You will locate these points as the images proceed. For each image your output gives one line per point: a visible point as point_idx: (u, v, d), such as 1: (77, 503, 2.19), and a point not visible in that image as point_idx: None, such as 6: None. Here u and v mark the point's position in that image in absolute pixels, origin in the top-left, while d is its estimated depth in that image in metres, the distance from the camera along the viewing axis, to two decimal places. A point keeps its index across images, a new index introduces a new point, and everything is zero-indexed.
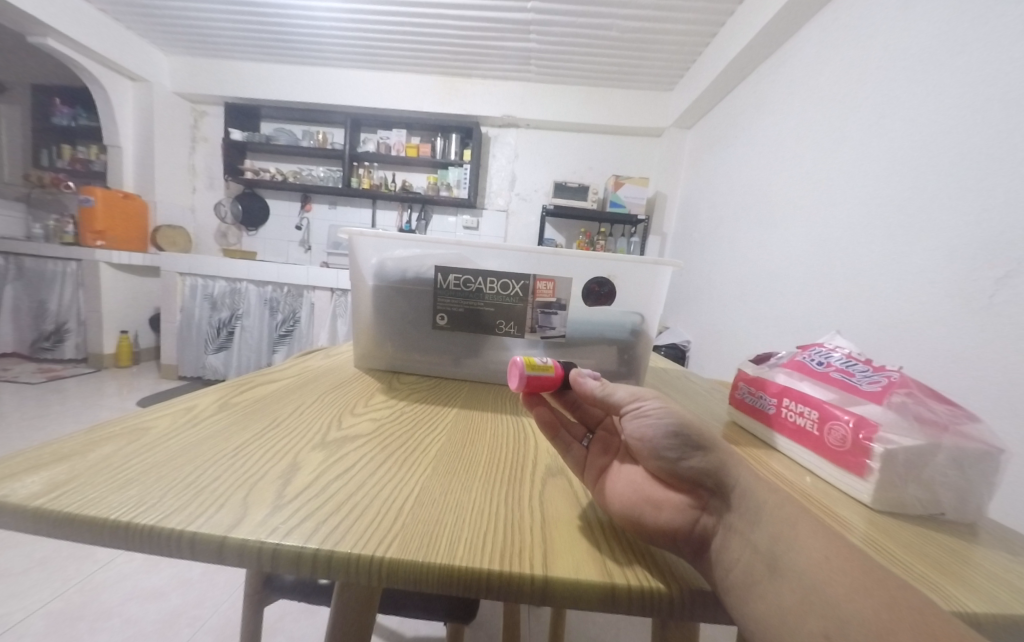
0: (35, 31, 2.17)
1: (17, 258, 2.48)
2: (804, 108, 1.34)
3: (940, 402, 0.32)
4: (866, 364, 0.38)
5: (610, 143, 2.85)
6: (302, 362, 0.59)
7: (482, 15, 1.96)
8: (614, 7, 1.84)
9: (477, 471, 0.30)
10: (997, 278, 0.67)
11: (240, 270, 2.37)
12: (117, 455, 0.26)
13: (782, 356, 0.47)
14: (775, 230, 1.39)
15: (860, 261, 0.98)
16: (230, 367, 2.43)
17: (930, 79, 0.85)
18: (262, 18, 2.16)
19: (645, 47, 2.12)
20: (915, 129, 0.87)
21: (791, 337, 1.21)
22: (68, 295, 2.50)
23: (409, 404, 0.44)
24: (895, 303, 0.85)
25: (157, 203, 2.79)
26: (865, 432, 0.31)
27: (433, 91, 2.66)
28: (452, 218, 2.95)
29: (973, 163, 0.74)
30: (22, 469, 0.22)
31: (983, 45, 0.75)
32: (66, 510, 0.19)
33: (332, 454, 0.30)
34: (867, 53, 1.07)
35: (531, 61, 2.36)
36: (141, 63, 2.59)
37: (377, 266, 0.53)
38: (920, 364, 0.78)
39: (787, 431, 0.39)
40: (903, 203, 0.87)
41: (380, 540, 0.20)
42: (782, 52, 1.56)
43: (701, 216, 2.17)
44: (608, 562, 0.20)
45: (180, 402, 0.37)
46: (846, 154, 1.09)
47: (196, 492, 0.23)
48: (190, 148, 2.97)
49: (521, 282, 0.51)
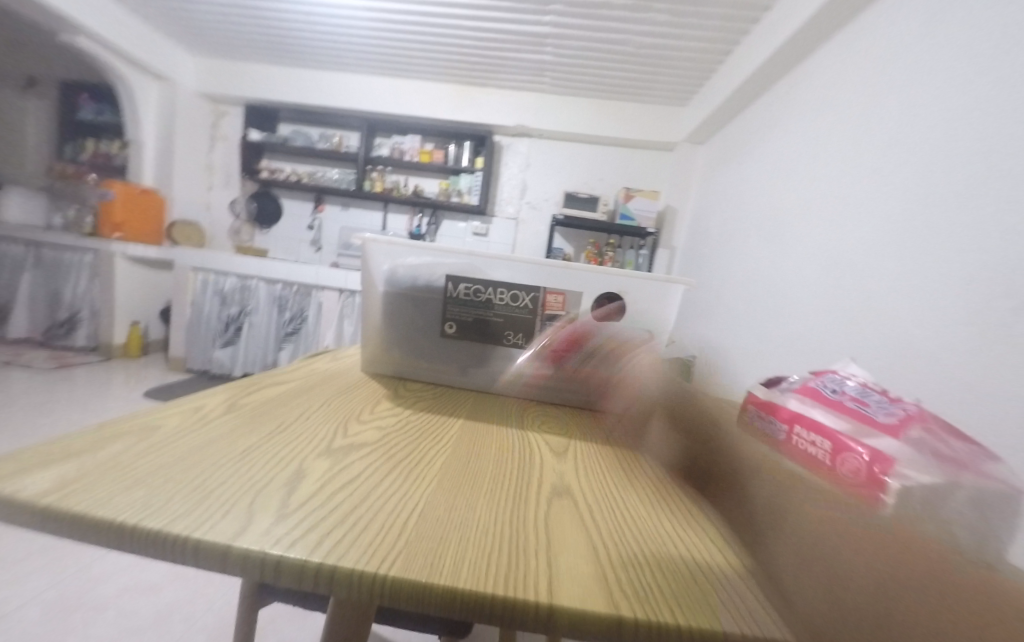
0: (68, 29, 2.25)
1: (36, 247, 2.54)
2: (820, 129, 1.33)
3: (958, 438, 0.32)
4: (881, 395, 0.38)
5: (622, 155, 2.87)
6: (309, 364, 0.60)
7: (500, 27, 2.00)
8: (632, 23, 1.85)
9: (483, 487, 0.29)
10: (1014, 308, 0.65)
11: (251, 267, 2.41)
12: (128, 454, 0.26)
13: (794, 381, 0.46)
14: (786, 249, 1.39)
15: (873, 285, 0.97)
16: (236, 363, 2.45)
17: (949, 104, 0.85)
18: (286, 24, 2.23)
19: (660, 64, 2.14)
20: (934, 154, 0.87)
21: (799, 357, 1.20)
22: (83, 285, 2.55)
23: (415, 413, 0.44)
24: (911, 329, 0.83)
25: (174, 199, 2.85)
26: (881, 467, 0.31)
27: (448, 99, 2.70)
28: (462, 224, 2.97)
29: (992, 189, 0.73)
30: (35, 464, 0.23)
31: (1008, 70, 0.73)
32: (75, 509, 0.19)
33: (338, 462, 0.30)
34: (884, 76, 1.08)
35: (546, 73, 2.40)
36: (167, 63, 2.67)
37: (389, 273, 0.53)
38: (934, 393, 0.76)
39: (798, 459, 0.39)
40: (920, 227, 0.86)
41: (383, 557, 0.20)
42: (797, 72, 1.58)
43: (711, 231, 2.17)
44: (616, 593, 0.20)
45: (190, 401, 0.38)
46: (862, 176, 1.09)
47: (201, 497, 0.23)
48: (209, 146, 3.04)
49: (531, 295, 0.50)
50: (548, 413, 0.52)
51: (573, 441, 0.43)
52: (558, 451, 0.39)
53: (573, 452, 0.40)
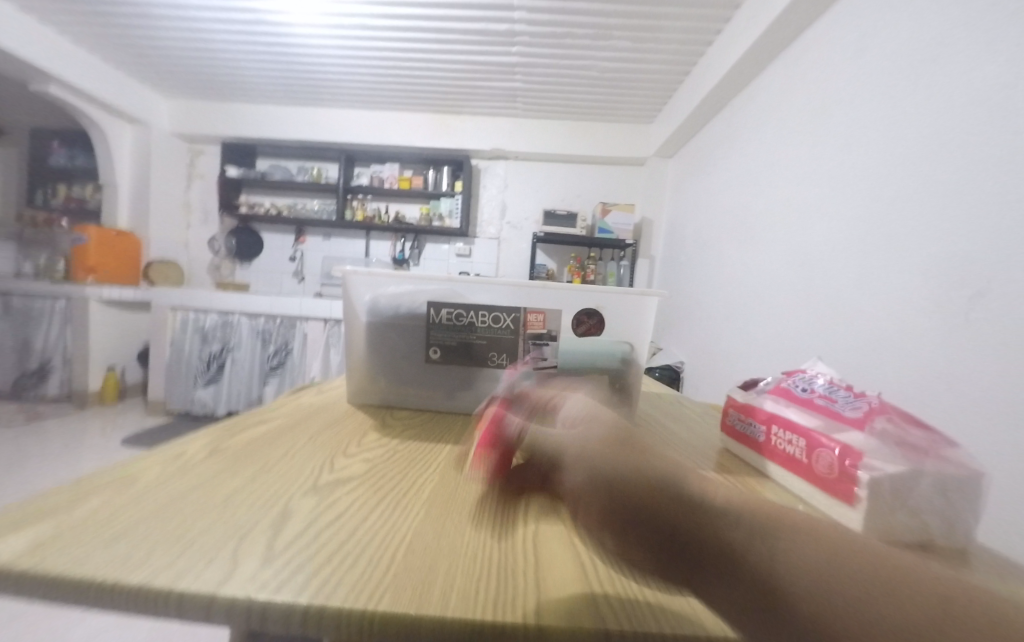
0: (39, 79, 2.25)
1: (4, 297, 2.45)
2: (778, 139, 1.43)
3: (918, 427, 0.33)
4: (846, 391, 0.40)
5: (596, 172, 2.97)
6: (294, 399, 0.59)
7: (471, 58, 2.09)
8: (597, 49, 1.96)
9: (472, 511, 0.30)
10: (970, 296, 0.69)
11: (232, 303, 2.37)
12: (107, 508, 0.26)
13: (768, 382, 0.48)
14: (757, 252, 1.45)
15: (839, 282, 1.02)
16: (220, 401, 2.38)
17: (892, 112, 0.92)
18: (262, 63, 2.28)
19: (625, 85, 2.26)
20: (884, 156, 0.93)
21: (778, 356, 1.24)
22: (55, 332, 2.46)
23: (402, 443, 0.44)
24: (878, 322, 0.87)
25: (151, 239, 2.82)
26: (851, 460, 0.32)
27: (424, 127, 2.77)
28: (444, 247, 3.01)
29: (938, 187, 0.78)
30: (10, 527, 0.22)
31: (941, 79, 0.81)
32: (54, 571, 0.19)
33: (324, 499, 0.30)
34: (831, 90, 1.17)
35: (518, 99, 2.50)
36: (141, 106, 2.69)
37: (370, 303, 0.54)
38: (902, 383, 0.79)
39: (777, 458, 0.40)
40: (877, 226, 0.92)
41: (369, 593, 0.20)
42: (753, 87, 1.70)
43: (686, 239, 2.25)
44: (602, 607, 0.20)
45: (170, 448, 0.37)
46: (820, 181, 1.16)
47: (184, 548, 0.22)
48: (186, 184, 3.03)
49: (512, 315, 0.52)
50: None
51: None
52: None
53: None
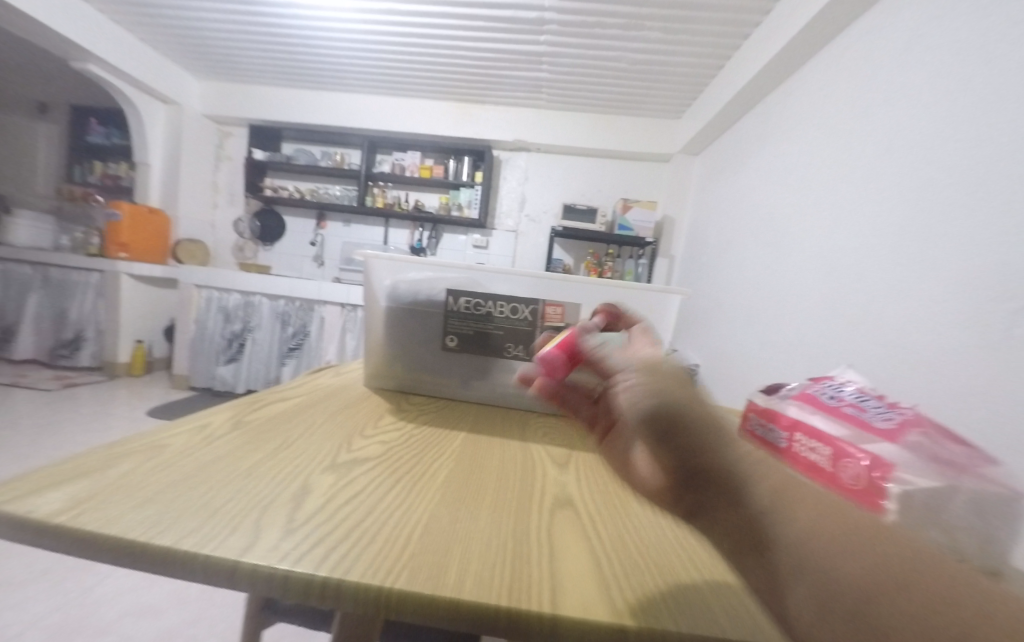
0: (79, 58, 2.32)
1: (43, 268, 2.57)
2: (812, 138, 1.38)
3: (957, 443, 0.32)
4: (878, 400, 0.38)
5: (618, 167, 2.92)
6: (312, 379, 0.60)
7: (498, 46, 2.05)
8: (625, 40, 1.91)
9: (488, 499, 0.30)
10: (1014, 310, 0.65)
11: (254, 283, 2.42)
12: (136, 471, 0.27)
13: (793, 387, 0.47)
14: (782, 255, 1.41)
15: (870, 290, 0.98)
16: (239, 378, 2.46)
17: (937, 112, 0.87)
18: (291, 48, 2.30)
19: (653, 78, 2.19)
20: (926, 158, 0.88)
21: (800, 363, 1.21)
22: (88, 304, 2.58)
23: (417, 428, 0.44)
24: (911, 334, 0.84)
25: (180, 218, 2.90)
26: (881, 472, 0.31)
27: (447, 116, 2.76)
28: (462, 237, 3.01)
29: (984, 192, 0.74)
30: (49, 484, 0.23)
31: (994, 77, 0.76)
32: (86, 528, 0.20)
33: (343, 478, 0.30)
34: (873, 86, 1.12)
35: (543, 90, 2.46)
36: (174, 87, 2.75)
37: (390, 287, 0.54)
38: (934, 397, 0.76)
39: (801, 466, 0.39)
40: (916, 232, 0.87)
41: (387, 571, 0.20)
42: (788, 83, 1.63)
43: (709, 240, 2.20)
44: (617, 600, 0.20)
45: (195, 419, 0.38)
46: (854, 183, 1.11)
47: (210, 515, 0.23)
48: (214, 166, 3.11)
49: (531, 307, 0.51)
50: (551, 424, 0.53)
51: (574, 453, 0.43)
52: (561, 462, 0.39)
53: (575, 463, 0.40)
